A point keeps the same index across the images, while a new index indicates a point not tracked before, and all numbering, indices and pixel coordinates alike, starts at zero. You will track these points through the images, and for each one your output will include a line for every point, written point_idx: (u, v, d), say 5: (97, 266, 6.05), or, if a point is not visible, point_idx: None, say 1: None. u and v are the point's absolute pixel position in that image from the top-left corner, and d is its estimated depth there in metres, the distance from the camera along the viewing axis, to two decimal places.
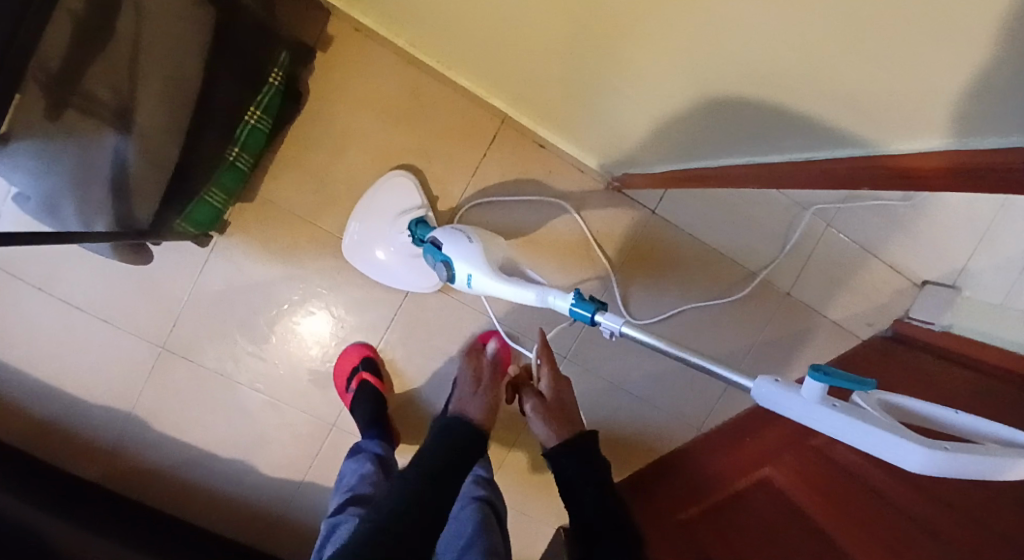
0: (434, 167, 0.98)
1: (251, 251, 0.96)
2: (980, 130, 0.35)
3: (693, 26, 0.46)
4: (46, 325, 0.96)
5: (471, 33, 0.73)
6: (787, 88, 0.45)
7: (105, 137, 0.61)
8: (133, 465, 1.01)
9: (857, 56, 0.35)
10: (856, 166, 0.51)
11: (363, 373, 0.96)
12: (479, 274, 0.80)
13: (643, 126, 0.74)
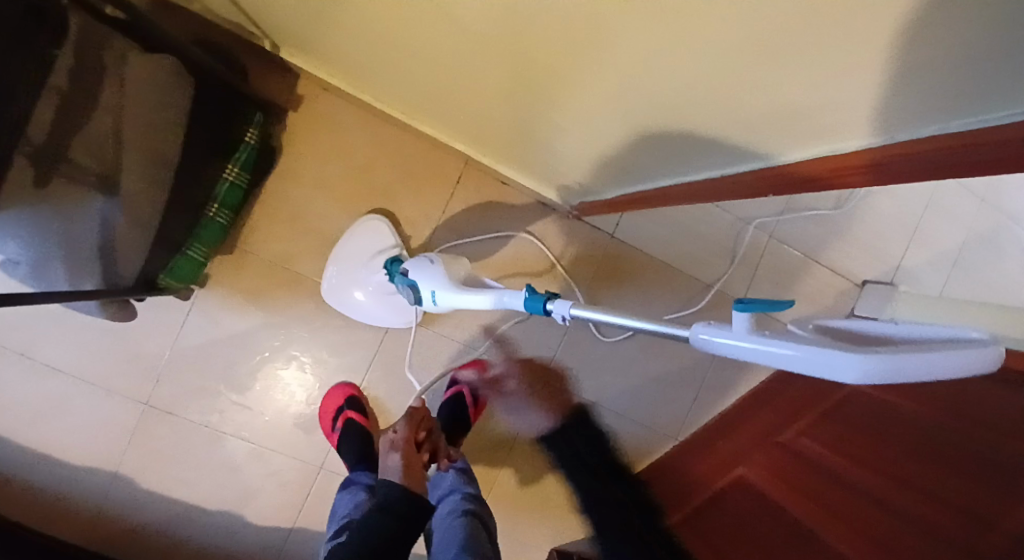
0: (403, 209, 1.05)
1: (232, 302, 1.00)
2: (845, 137, 0.43)
3: (607, 74, 0.54)
4: (30, 393, 0.99)
5: (423, 83, 0.81)
6: (693, 117, 0.52)
7: (92, 202, 0.67)
8: (121, 523, 1.03)
9: (735, 90, 0.43)
10: (765, 179, 0.59)
11: (348, 412, 1.00)
12: (442, 287, 0.86)
13: (588, 158, 0.81)
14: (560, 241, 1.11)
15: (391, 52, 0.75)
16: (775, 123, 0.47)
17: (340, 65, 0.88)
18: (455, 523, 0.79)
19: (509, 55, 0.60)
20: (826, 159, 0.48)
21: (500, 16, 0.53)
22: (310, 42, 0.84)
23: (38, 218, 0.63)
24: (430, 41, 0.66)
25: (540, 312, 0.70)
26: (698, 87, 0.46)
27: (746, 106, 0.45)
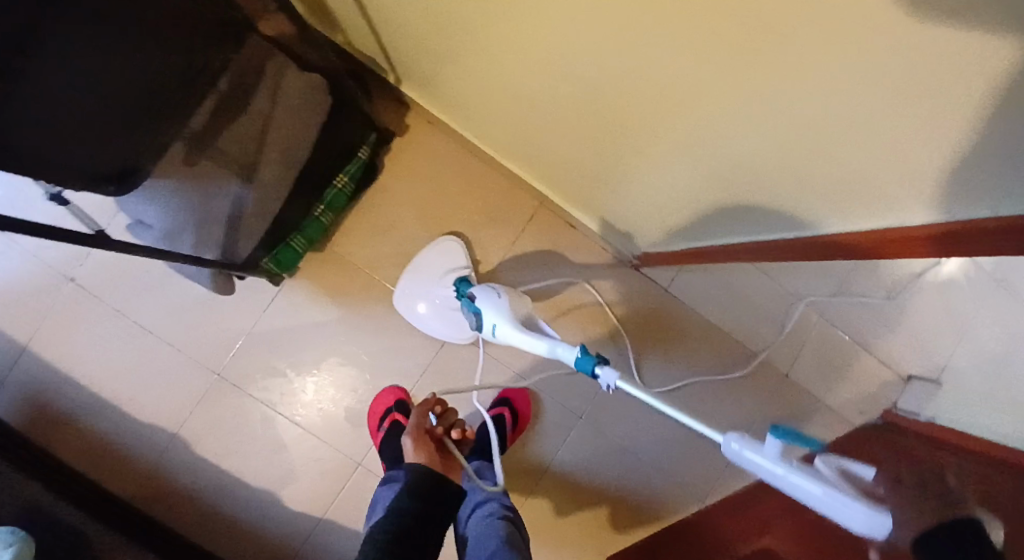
0: (478, 237, 1.14)
1: (312, 296, 1.10)
2: (902, 210, 0.49)
3: (696, 133, 0.62)
4: (120, 347, 1.09)
5: (523, 121, 0.91)
6: (769, 178, 0.60)
7: (228, 184, 0.82)
8: (171, 483, 1.10)
9: (815, 160, 0.50)
10: (832, 242, 0.65)
11: (396, 414, 1.05)
12: (502, 327, 0.94)
13: (662, 204, 0.89)
14: (617, 289, 1.17)
15: (504, 94, 0.86)
16: (848, 196, 0.53)
17: (451, 101, 1.00)
18: (493, 524, 0.85)
19: (609, 108, 0.70)
20: (889, 234, 0.54)
21: (613, 78, 0.62)
22: (430, 78, 0.96)
23: (185, 194, 0.79)
24: (541, 88, 0.77)
25: (586, 374, 0.79)
26: (781, 153, 0.53)
27: (824, 177, 0.52)
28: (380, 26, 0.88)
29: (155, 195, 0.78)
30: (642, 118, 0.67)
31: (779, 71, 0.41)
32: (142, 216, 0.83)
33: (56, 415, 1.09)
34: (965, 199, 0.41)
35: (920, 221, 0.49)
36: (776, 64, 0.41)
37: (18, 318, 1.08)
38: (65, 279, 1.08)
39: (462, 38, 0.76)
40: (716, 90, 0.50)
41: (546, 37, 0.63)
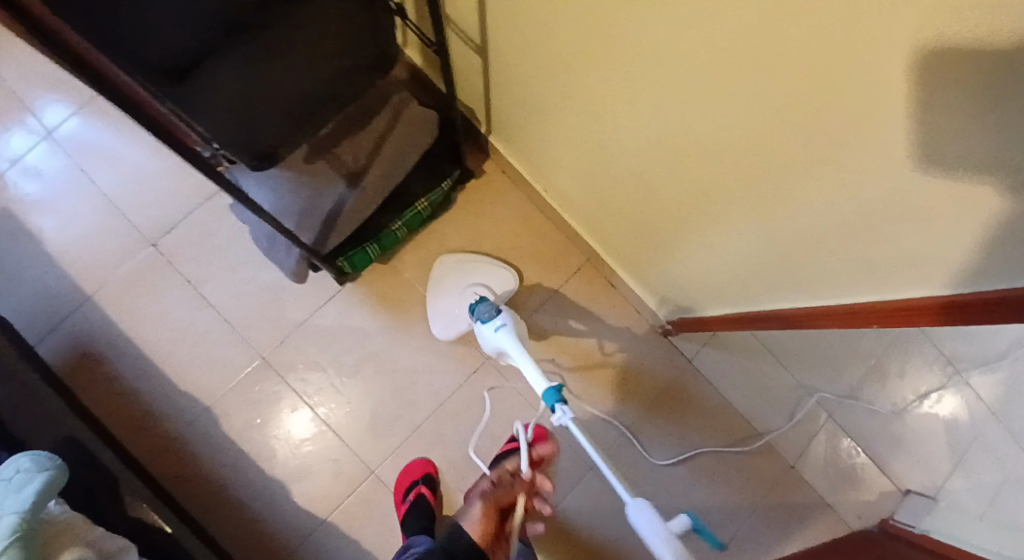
0: (526, 280, 1.23)
1: (366, 303, 1.18)
2: (920, 286, 0.59)
3: (754, 206, 0.72)
4: (179, 315, 1.16)
5: (587, 179, 1.03)
6: (811, 249, 0.70)
7: (335, 184, 0.98)
8: (189, 455, 1.12)
9: (859, 234, 0.60)
10: (845, 315, 0.73)
11: (421, 487, 1.10)
12: (505, 331, 0.96)
13: (700, 272, 0.98)
14: (645, 352, 1.24)
15: (578, 154, 0.98)
16: (882, 271, 0.63)
17: (529, 156, 1.13)
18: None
19: (673, 177, 0.81)
20: (902, 304, 0.63)
21: (682, 158, 0.75)
22: (517, 132, 1.10)
23: (299, 187, 0.96)
24: (611, 150, 0.89)
25: (546, 404, 0.83)
26: (830, 227, 0.63)
27: (867, 252, 0.62)
28: (487, 81, 1.03)
29: (278, 181, 0.97)
30: (702, 197, 0.79)
31: (831, 159, 0.53)
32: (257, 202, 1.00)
33: (98, 365, 1.14)
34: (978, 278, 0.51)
35: (922, 294, 0.60)
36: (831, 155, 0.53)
37: (93, 269, 1.16)
38: (149, 242, 1.17)
39: (557, 98, 0.90)
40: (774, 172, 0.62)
41: (631, 108, 0.76)
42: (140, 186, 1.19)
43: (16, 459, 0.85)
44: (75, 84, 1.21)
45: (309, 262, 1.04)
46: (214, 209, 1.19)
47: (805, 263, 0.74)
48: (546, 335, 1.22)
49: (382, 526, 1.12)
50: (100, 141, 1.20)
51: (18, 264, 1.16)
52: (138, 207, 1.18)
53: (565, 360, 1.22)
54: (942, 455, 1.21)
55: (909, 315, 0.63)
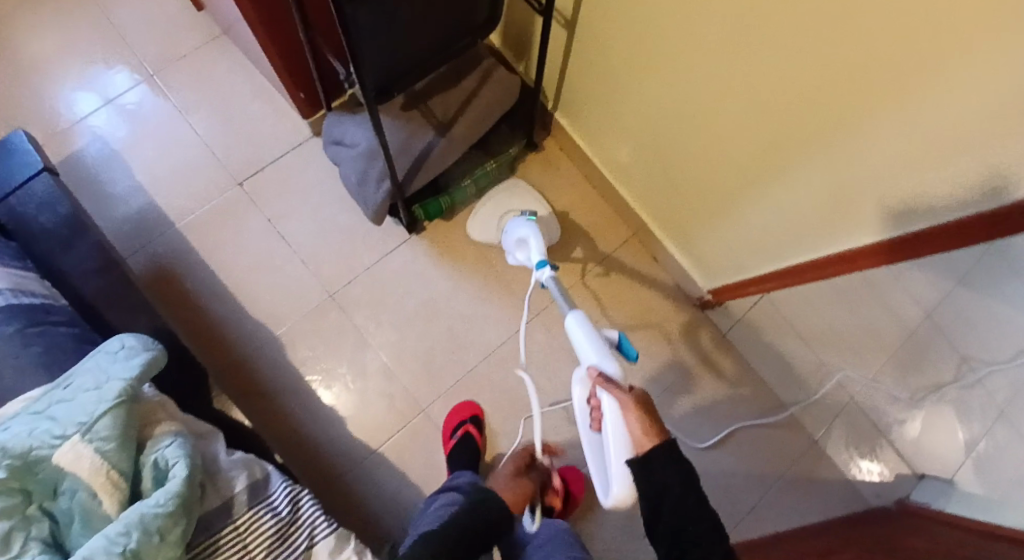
0: (577, 248, 1.33)
1: (430, 255, 1.28)
2: (968, 204, 0.70)
3: (817, 149, 0.82)
4: (256, 248, 1.25)
5: (646, 146, 1.13)
6: (866, 187, 0.80)
7: (427, 133, 1.08)
8: (253, 376, 1.19)
9: (918, 158, 0.70)
10: (890, 248, 0.83)
11: (469, 425, 1.17)
12: (531, 228, 1.13)
13: (745, 234, 1.07)
14: (682, 324, 1.33)
15: (643, 122, 1.10)
16: (916, 204, 0.75)
17: (593, 132, 1.24)
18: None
19: (739, 131, 0.92)
20: (919, 234, 0.78)
21: (752, 112, 0.87)
22: (584, 108, 1.21)
23: (395, 130, 1.06)
24: (680, 109, 1.00)
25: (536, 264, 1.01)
26: (892, 155, 0.73)
27: (922, 180, 0.72)
28: (567, 57, 1.15)
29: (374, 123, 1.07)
30: (769, 153, 0.90)
31: (909, 86, 0.64)
32: (351, 142, 1.09)
33: (175, 288, 1.21)
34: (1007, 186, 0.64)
35: (943, 221, 0.74)
36: (906, 80, 0.64)
37: (179, 201, 1.25)
38: (234, 181, 1.27)
39: (636, 67, 1.02)
40: (849, 111, 0.73)
41: (713, 62, 0.87)
42: (231, 130, 1.29)
43: (120, 337, 0.89)
44: (181, 38, 1.33)
45: (390, 203, 1.12)
46: (297, 157, 1.29)
47: (853, 213, 0.85)
48: (592, 299, 1.32)
49: (429, 460, 1.18)
50: (196, 87, 1.31)
51: (110, 189, 1.25)
52: (226, 149, 1.28)
53: (608, 324, 1.31)
54: None
55: (958, 232, 0.73)
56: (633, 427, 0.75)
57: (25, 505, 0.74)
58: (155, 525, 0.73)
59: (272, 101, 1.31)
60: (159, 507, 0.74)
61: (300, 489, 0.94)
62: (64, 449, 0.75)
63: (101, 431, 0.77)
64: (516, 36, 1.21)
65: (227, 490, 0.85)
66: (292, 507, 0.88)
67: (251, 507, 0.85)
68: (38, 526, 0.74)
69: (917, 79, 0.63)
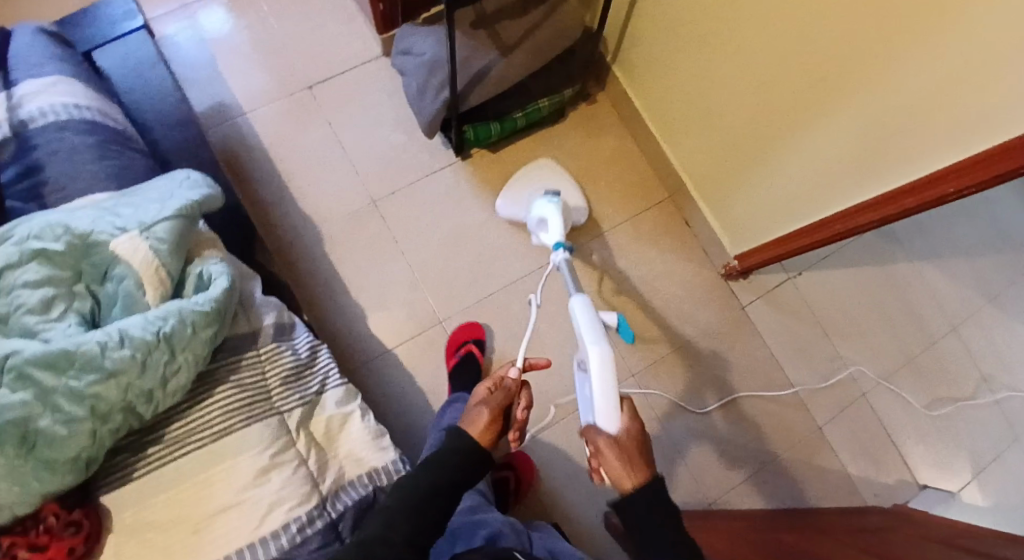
0: (613, 201, 1.37)
1: (472, 182, 1.34)
2: (985, 138, 0.72)
3: (847, 90, 0.86)
4: (313, 146, 1.32)
5: (688, 102, 1.19)
6: (891, 128, 0.83)
7: (489, 53, 1.16)
8: (288, 261, 1.25)
9: (942, 89, 0.74)
10: (905, 193, 0.86)
11: (471, 346, 1.20)
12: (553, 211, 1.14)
13: (772, 190, 1.11)
14: (704, 290, 1.35)
15: (688, 77, 1.15)
16: (915, 150, 0.82)
17: (643, 88, 1.30)
18: (512, 537, 0.94)
19: (776, 77, 0.96)
20: (913, 183, 0.84)
21: (783, 66, 0.94)
22: (639, 63, 1.28)
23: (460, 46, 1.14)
24: (723, 59, 1.05)
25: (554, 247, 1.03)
26: (918, 90, 0.77)
27: (943, 114, 0.75)
28: (630, 10, 1.22)
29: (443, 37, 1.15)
30: (796, 108, 0.96)
31: (931, 24, 0.70)
32: (418, 53, 1.18)
33: (233, 170, 1.29)
34: (999, 123, 0.70)
35: (945, 165, 0.79)
36: (936, 4, 0.68)
37: (250, 93, 1.34)
38: (304, 85, 1.36)
39: (687, 19, 1.08)
40: (877, 54, 0.79)
41: (757, 6, 0.92)
42: (308, 38, 1.38)
43: (187, 171, 0.95)
44: None
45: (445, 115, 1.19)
46: (366, 73, 1.38)
47: (867, 169, 0.92)
48: (619, 250, 1.35)
49: (437, 368, 1.22)
50: None
51: (190, 73, 1.35)
52: (302, 56, 1.37)
53: (631, 276, 1.34)
54: (963, 466, 1.29)
55: (969, 169, 0.75)
56: (615, 466, 0.70)
57: (74, 282, 0.80)
58: (191, 319, 0.79)
59: (352, 20, 1.41)
60: (199, 306, 0.81)
61: (320, 344, 1.02)
62: (122, 239, 0.80)
63: (159, 233, 0.83)
64: None
65: (257, 321, 0.92)
66: (311, 352, 0.97)
67: (275, 341, 0.93)
68: (80, 301, 0.80)
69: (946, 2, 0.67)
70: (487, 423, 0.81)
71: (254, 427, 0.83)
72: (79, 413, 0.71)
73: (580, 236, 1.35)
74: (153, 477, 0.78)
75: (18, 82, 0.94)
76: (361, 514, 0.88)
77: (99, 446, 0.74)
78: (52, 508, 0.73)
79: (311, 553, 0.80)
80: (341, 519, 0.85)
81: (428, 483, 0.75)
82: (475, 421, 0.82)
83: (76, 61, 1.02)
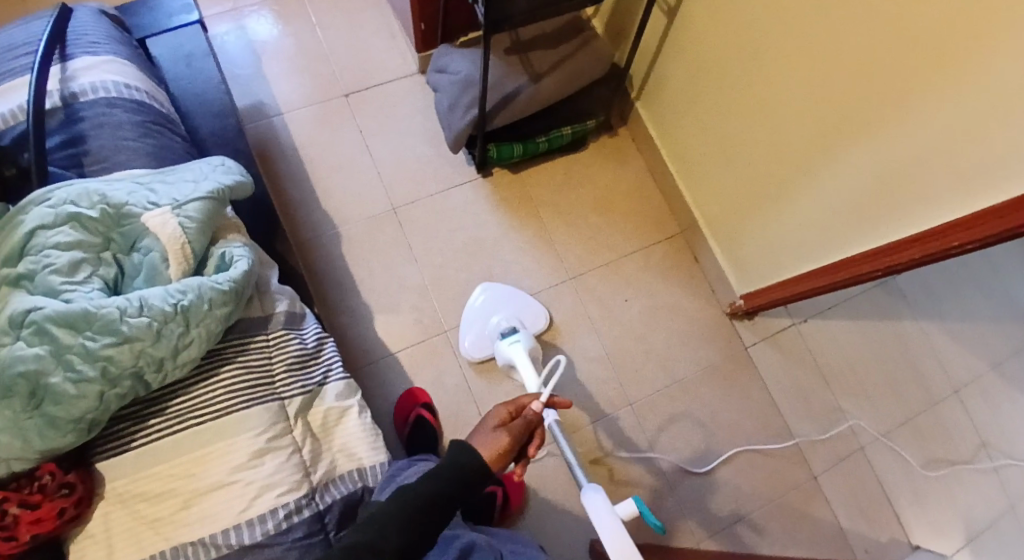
0: (627, 231, 1.40)
1: (491, 200, 1.37)
2: (989, 195, 0.75)
3: (863, 138, 0.89)
4: (342, 149, 1.36)
5: (707, 141, 1.22)
6: (902, 178, 0.86)
7: (520, 77, 1.20)
8: (305, 257, 1.28)
9: (954, 144, 0.77)
10: (908, 244, 0.87)
11: (420, 410, 1.16)
12: (517, 348, 1.10)
13: (782, 232, 1.13)
14: (708, 327, 1.36)
15: (709, 117, 1.19)
16: (917, 205, 0.86)
17: (664, 124, 1.35)
18: (487, 552, 0.93)
19: (794, 122, 1.00)
20: (917, 235, 0.86)
21: (801, 114, 0.98)
22: (662, 101, 1.32)
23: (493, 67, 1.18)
24: (744, 101, 1.09)
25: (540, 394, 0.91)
26: (930, 143, 0.80)
27: (953, 168, 0.78)
28: (658, 51, 1.27)
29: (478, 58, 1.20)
30: (809, 155, 1.00)
31: (948, 81, 0.74)
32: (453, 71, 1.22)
33: (263, 165, 1.33)
34: (997, 186, 0.73)
35: (949, 219, 0.81)
36: (955, 59, 0.72)
37: (288, 95, 1.39)
38: (341, 92, 1.41)
39: (712, 62, 1.13)
40: (893, 106, 0.82)
41: (779, 53, 0.97)
42: (350, 49, 1.44)
43: (222, 158, 0.99)
44: None
45: (471, 132, 1.23)
46: (400, 87, 1.43)
47: (868, 221, 0.95)
48: (628, 280, 1.37)
49: (438, 378, 1.23)
50: (331, 8, 1.47)
51: (234, 71, 1.40)
52: (342, 65, 1.43)
53: (637, 306, 1.35)
54: (956, 529, 1.27)
55: (972, 224, 0.77)
56: None
57: (102, 249, 0.83)
58: (209, 296, 0.81)
59: (393, 36, 1.47)
60: (218, 284, 0.83)
61: (327, 337, 1.04)
62: (154, 213, 0.84)
63: (190, 212, 0.86)
64: (618, 23, 1.34)
65: (270, 307, 0.95)
66: (318, 344, 0.99)
67: (285, 328, 0.95)
68: (105, 268, 0.82)
69: (965, 58, 0.71)
70: (498, 452, 0.77)
71: (255, 410, 0.84)
72: (90, 374, 0.72)
73: (591, 263, 1.37)
74: (151, 448, 0.79)
75: (72, 54, 0.98)
76: (348, 508, 0.88)
77: (104, 410, 0.75)
78: (48, 467, 0.73)
79: (293, 541, 0.81)
80: (327, 511, 0.86)
81: (424, 491, 0.71)
82: (486, 446, 0.78)
83: (131, 46, 1.07)
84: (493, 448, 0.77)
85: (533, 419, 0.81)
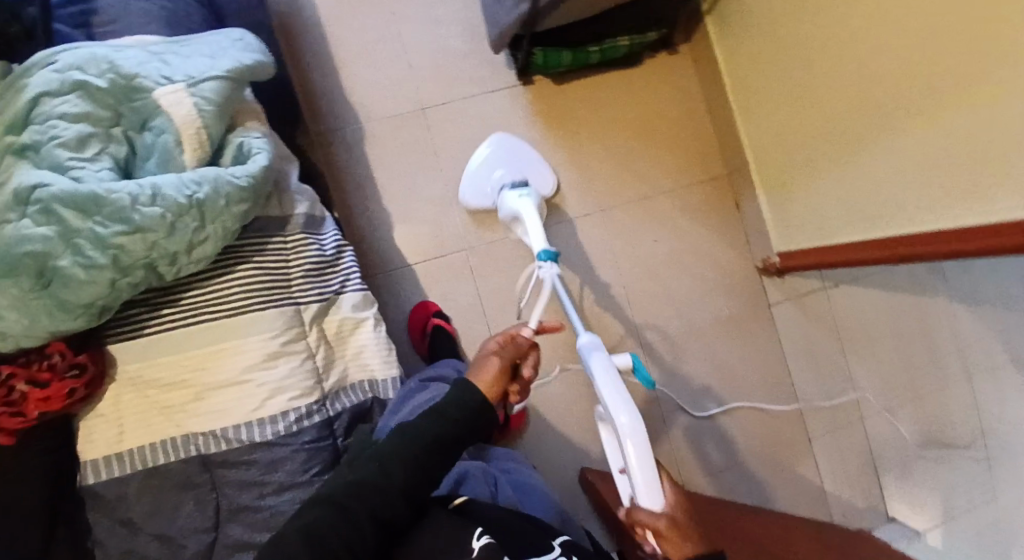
0: (667, 165, 1.32)
1: (527, 112, 1.27)
2: None
3: (937, 111, 0.79)
4: (373, 34, 1.24)
5: (773, 80, 1.11)
6: (968, 163, 0.77)
7: None
8: (326, 150, 1.20)
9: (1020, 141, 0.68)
10: (969, 232, 0.80)
11: (437, 320, 1.14)
12: (525, 203, 1.08)
13: (836, 193, 1.05)
14: (734, 276, 1.32)
15: (780, 53, 1.07)
16: (980, 194, 0.77)
17: (731, 52, 1.22)
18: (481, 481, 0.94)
19: (869, 78, 0.89)
20: (979, 226, 0.78)
21: (875, 72, 0.87)
22: (732, 26, 1.19)
23: None
24: (819, 43, 0.97)
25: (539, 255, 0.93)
26: (1000, 132, 0.70)
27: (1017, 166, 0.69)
28: None
29: None
30: (879, 117, 0.90)
31: None
32: None
33: (287, 43, 1.22)
34: None
35: (1011, 216, 0.73)
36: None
37: None
38: None
39: None
40: (973, 83, 0.72)
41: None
42: None
43: (243, 32, 0.89)
44: None
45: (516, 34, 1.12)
46: None
47: (927, 201, 0.87)
48: (660, 217, 1.30)
49: (452, 295, 1.21)
50: None
51: None
52: None
53: (665, 246, 1.30)
54: None
55: None
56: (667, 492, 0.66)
57: (112, 124, 0.76)
58: (225, 191, 0.75)
59: None
60: (236, 179, 0.77)
61: (347, 244, 0.99)
62: (168, 90, 0.76)
63: (206, 92, 0.78)
64: None
65: (288, 208, 0.90)
66: (336, 252, 0.94)
67: (304, 232, 0.90)
68: (115, 147, 0.76)
69: None
70: (494, 376, 0.76)
71: (270, 312, 0.81)
72: (100, 261, 0.68)
73: (625, 194, 1.30)
74: (161, 339, 0.77)
75: None
76: (357, 416, 0.88)
77: (116, 297, 0.72)
78: (58, 346, 0.72)
79: (302, 444, 0.81)
80: (337, 418, 0.86)
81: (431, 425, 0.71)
82: (480, 372, 0.76)
83: None
84: (489, 373, 0.76)
85: (524, 345, 0.80)
